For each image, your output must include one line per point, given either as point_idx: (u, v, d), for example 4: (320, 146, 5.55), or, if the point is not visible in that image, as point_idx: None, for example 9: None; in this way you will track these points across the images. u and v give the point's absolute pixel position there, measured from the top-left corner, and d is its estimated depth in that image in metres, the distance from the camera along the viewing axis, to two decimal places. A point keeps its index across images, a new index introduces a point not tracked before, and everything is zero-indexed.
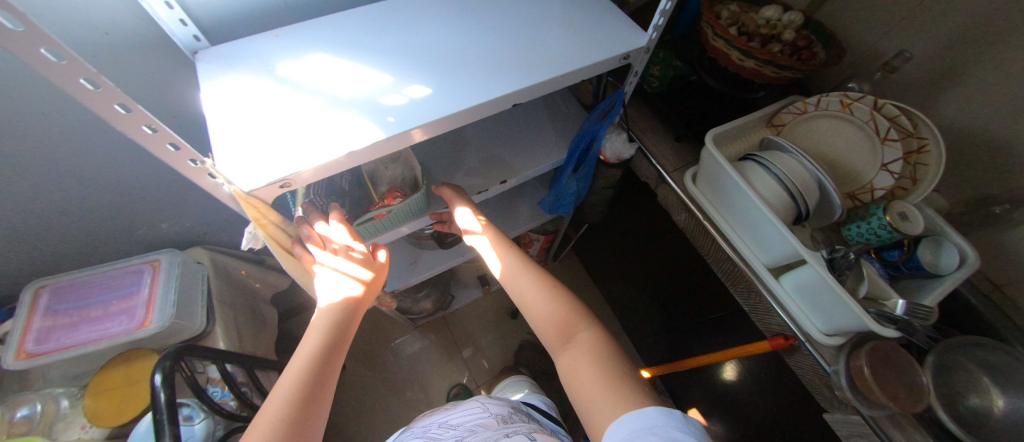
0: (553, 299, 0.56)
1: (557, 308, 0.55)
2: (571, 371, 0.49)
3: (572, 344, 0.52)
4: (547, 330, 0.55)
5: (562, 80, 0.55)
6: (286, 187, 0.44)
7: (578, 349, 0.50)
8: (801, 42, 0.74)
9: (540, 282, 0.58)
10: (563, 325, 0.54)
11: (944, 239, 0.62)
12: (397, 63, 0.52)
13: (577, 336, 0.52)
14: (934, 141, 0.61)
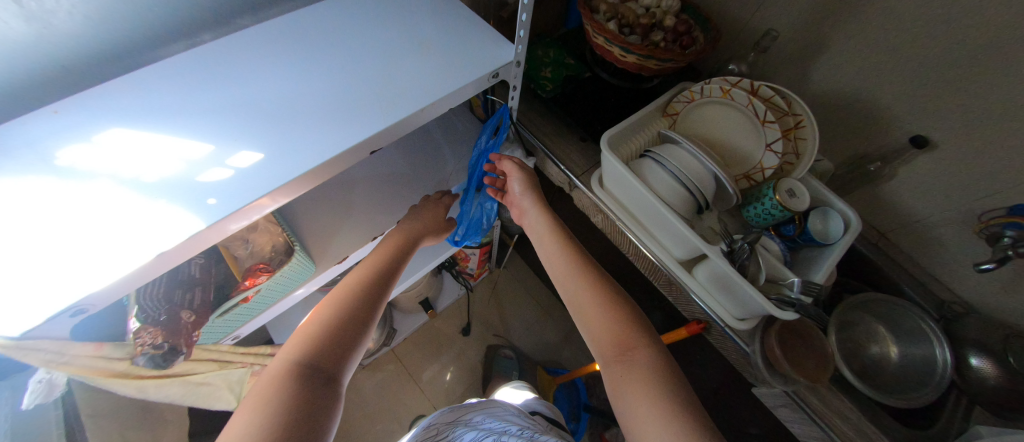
0: (612, 313, 0.51)
1: (617, 321, 0.50)
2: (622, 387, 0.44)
3: (631, 357, 0.46)
4: (601, 342, 0.50)
5: (424, 115, 0.50)
6: (80, 314, 0.35)
7: (636, 365, 0.45)
8: (682, 28, 0.73)
9: (604, 298, 0.53)
10: (624, 340, 0.48)
11: (829, 210, 0.66)
12: (219, 129, 0.44)
13: (629, 346, 0.47)
14: (807, 118, 0.63)
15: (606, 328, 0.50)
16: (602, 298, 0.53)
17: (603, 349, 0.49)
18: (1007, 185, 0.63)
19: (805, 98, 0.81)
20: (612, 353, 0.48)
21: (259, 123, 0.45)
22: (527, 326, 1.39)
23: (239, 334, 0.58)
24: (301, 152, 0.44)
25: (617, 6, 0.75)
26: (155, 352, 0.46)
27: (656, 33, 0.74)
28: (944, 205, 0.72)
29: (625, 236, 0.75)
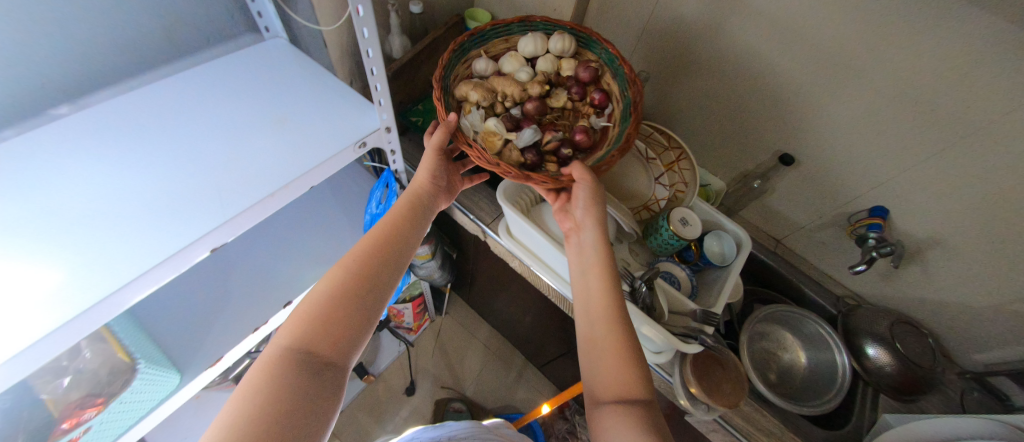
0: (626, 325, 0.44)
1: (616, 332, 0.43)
2: (609, 421, 0.37)
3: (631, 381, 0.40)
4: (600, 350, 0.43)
5: (279, 199, 0.46)
6: None
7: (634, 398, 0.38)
8: (581, 77, 0.65)
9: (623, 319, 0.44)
10: (626, 358, 0.41)
11: (722, 231, 0.69)
12: (13, 245, 0.37)
13: (631, 371, 0.40)
14: (684, 150, 0.68)
15: (610, 337, 0.43)
16: (620, 308, 0.45)
17: (603, 374, 0.41)
18: (859, 191, 0.71)
19: (688, 126, 0.88)
20: (617, 377, 0.40)
21: (62, 236, 0.39)
22: (477, 374, 1.32)
23: None
24: (119, 262, 0.37)
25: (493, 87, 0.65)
26: None
27: (554, 94, 0.66)
28: (817, 209, 0.79)
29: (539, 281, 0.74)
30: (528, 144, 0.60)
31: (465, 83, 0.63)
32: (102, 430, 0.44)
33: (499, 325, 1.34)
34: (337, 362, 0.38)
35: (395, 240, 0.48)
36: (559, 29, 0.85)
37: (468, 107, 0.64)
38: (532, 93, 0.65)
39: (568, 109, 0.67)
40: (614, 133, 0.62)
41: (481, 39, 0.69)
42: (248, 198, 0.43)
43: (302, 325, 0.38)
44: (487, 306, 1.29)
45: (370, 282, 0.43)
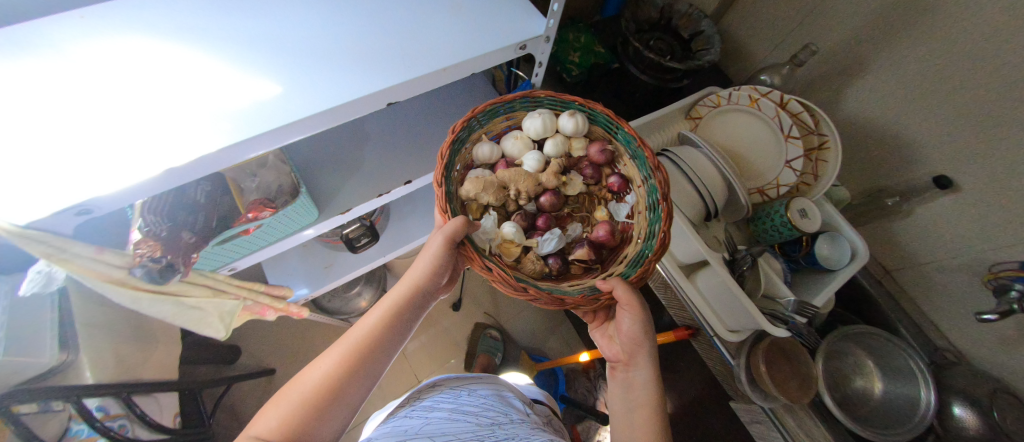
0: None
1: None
2: None
3: None
4: None
5: (448, 75, 0.49)
6: (87, 214, 0.36)
7: None
8: (597, 160, 0.57)
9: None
10: None
11: (838, 235, 0.63)
12: (241, 54, 0.44)
13: None
14: (833, 139, 0.62)
15: None
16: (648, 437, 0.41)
17: None
18: None
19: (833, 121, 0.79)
20: None
21: (281, 57, 0.45)
22: (516, 312, 1.40)
23: (237, 266, 0.59)
24: (324, 91, 0.43)
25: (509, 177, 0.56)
26: (150, 266, 0.42)
27: (567, 179, 0.59)
28: None
29: None
30: (545, 250, 0.56)
31: (474, 188, 0.53)
32: (267, 231, 0.53)
33: None
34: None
35: (390, 333, 0.44)
36: None
37: (476, 210, 0.57)
38: (551, 184, 0.57)
39: (576, 192, 0.60)
40: (635, 235, 0.54)
41: (489, 115, 0.58)
42: (426, 66, 0.46)
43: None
44: None
45: (361, 370, 0.40)
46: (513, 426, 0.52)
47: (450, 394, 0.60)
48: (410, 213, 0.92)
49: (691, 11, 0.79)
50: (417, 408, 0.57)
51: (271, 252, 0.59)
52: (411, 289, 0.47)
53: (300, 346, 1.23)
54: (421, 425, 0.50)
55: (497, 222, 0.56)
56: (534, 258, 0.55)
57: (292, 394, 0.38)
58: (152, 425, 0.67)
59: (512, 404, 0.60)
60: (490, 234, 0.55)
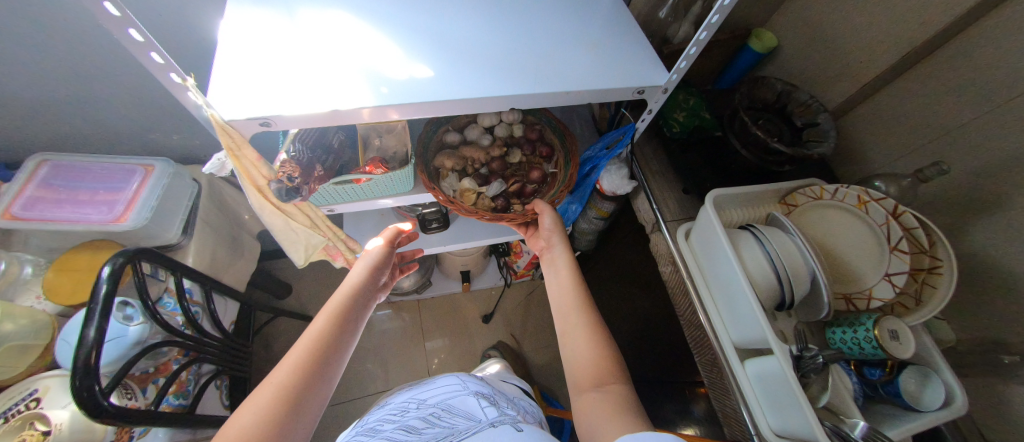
0: (591, 343, 0.53)
1: (592, 352, 0.52)
2: (589, 417, 0.46)
3: (603, 390, 0.48)
4: (579, 372, 0.52)
5: (570, 97, 0.53)
6: (267, 126, 0.45)
7: (605, 399, 0.47)
8: (532, 138, 0.71)
9: (595, 326, 0.55)
10: (598, 372, 0.50)
11: (932, 373, 0.56)
12: (411, 37, 0.52)
13: (607, 378, 0.49)
14: (948, 265, 0.56)
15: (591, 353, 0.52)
16: (593, 326, 0.55)
17: (579, 374, 0.52)
18: None
19: None
20: (591, 378, 0.50)
21: (439, 46, 0.52)
22: (541, 345, 1.37)
23: (334, 209, 0.67)
24: (465, 83, 0.49)
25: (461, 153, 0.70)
26: (285, 184, 0.51)
27: (511, 150, 0.72)
28: None
29: (687, 296, 0.74)
30: (496, 194, 0.70)
31: (442, 156, 0.67)
32: (374, 186, 0.61)
33: None
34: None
35: (325, 340, 0.52)
36: (852, 82, 0.76)
37: (443, 173, 0.70)
38: (494, 156, 0.71)
39: (523, 162, 0.74)
40: (559, 181, 0.70)
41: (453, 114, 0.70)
42: (553, 86, 0.51)
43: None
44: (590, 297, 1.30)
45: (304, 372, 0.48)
46: (459, 423, 0.61)
47: (395, 413, 0.66)
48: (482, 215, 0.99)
49: (811, 101, 0.79)
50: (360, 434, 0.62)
51: (366, 204, 0.67)
52: (346, 300, 0.60)
53: None
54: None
55: (463, 178, 0.70)
56: (489, 201, 0.69)
57: (252, 409, 0.43)
58: (218, 322, 0.76)
59: (459, 398, 0.68)
60: (462, 183, 0.69)
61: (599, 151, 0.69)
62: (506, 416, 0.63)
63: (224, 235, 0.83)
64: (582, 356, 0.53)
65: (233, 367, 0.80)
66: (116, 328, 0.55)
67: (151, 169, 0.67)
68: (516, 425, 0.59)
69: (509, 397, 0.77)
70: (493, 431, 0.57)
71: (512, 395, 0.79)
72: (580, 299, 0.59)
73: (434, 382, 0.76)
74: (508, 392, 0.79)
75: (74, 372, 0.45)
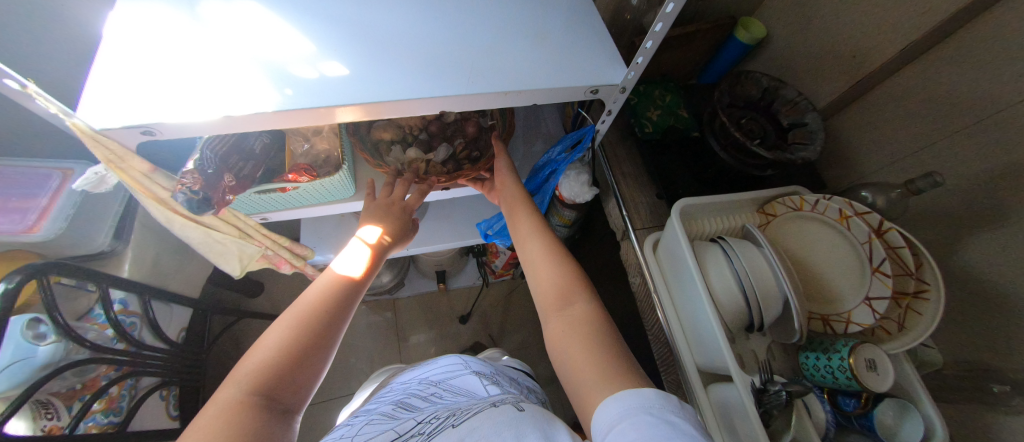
0: (558, 266, 0.48)
1: (560, 274, 0.47)
2: (562, 339, 0.42)
3: (570, 310, 0.44)
4: (544, 296, 0.47)
5: (511, 99, 0.47)
6: (152, 135, 0.39)
7: (573, 319, 0.43)
8: None
9: (551, 250, 0.50)
10: (564, 290, 0.46)
11: (911, 407, 0.51)
12: (328, 32, 0.46)
13: (572, 297, 0.45)
14: (936, 290, 0.50)
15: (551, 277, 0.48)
16: (556, 255, 0.50)
17: (545, 298, 0.47)
18: None
19: None
20: (554, 301, 0.46)
21: (361, 41, 0.46)
22: (519, 347, 1.33)
23: (268, 217, 0.62)
24: (387, 84, 0.43)
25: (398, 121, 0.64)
26: (191, 196, 0.45)
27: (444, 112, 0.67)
28: None
29: (655, 310, 0.69)
30: (446, 159, 0.65)
31: (378, 127, 0.63)
32: (303, 194, 0.56)
33: None
34: (290, 401, 0.38)
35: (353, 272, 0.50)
36: (844, 79, 0.69)
37: (385, 149, 0.65)
38: (428, 118, 0.66)
39: (458, 120, 0.68)
40: (501, 131, 0.68)
41: None
42: (489, 85, 0.45)
43: (264, 362, 0.39)
44: None
45: (332, 303, 0.46)
46: (459, 401, 0.53)
47: (397, 394, 0.60)
48: (448, 216, 0.93)
49: (798, 98, 0.72)
50: (360, 413, 0.56)
51: (303, 212, 0.62)
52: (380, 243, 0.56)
53: None
54: (357, 430, 0.48)
55: (406, 148, 0.64)
56: (441, 167, 0.64)
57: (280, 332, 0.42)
58: (158, 332, 0.72)
59: (462, 379, 0.62)
60: (408, 152, 0.63)
61: (557, 154, 0.63)
62: (508, 396, 0.54)
63: (172, 238, 0.79)
64: (542, 275, 0.49)
65: (179, 378, 0.76)
66: (24, 347, 0.51)
67: (70, 172, 0.62)
68: (517, 405, 0.50)
69: (512, 378, 0.71)
70: (494, 409, 0.46)
71: (515, 375, 0.74)
72: (540, 228, 0.54)
73: (437, 362, 0.71)
74: (512, 374, 0.73)
75: None
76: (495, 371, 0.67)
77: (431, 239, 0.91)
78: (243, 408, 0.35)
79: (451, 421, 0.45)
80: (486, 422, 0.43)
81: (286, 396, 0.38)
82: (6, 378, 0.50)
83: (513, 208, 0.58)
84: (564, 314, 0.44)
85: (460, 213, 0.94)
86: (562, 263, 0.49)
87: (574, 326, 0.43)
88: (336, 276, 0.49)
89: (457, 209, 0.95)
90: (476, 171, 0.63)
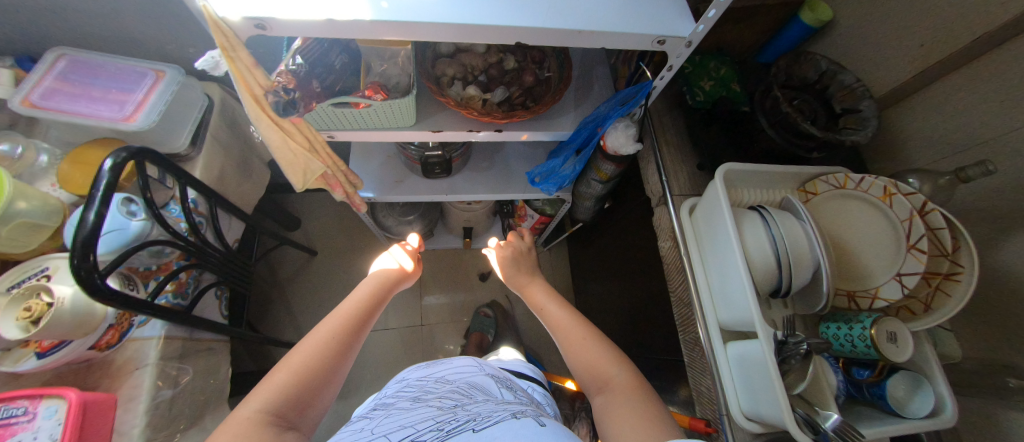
0: (599, 347, 0.57)
1: (602, 354, 0.56)
2: (605, 411, 0.48)
3: (607, 386, 0.51)
4: (586, 376, 0.55)
5: (584, 38, 0.50)
6: (263, 31, 0.44)
7: (613, 391, 0.50)
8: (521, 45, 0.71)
9: (589, 335, 0.60)
10: (599, 369, 0.54)
11: (924, 380, 0.53)
12: None
13: (608, 375, 0.53)
14: (969, 272, 0.51)
15: (592, 355, 0.56)
16: (594, 337, 0.59)
17: (589, 375, 0.55)
18: None
19: None
20: (597, 380, 0.53)
21: None
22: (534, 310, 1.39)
23: (334, 135, 0.66)
24: (471, 10, 0.46)
25: (462, 60, 0.68)
26: (280, 96, 0.52)
27: (504, 56, 0.69)
28: None
29: (682, 272, 0.72)
30: (501, 101, 0.68)
31: (443, 62, 0.66)
32: (371, 114, 0.60)
33: (581, 291, 1.37)
34: (295, 420, 0.42)
35: (362, 312, 0.58)
36: (908, 68, 0.68)
37: (446, 84, 0.67)
38: (490, 62, 0.69)
39: (517, 69, 0.71)
40: (557, 82, 0.70)
41: None
42: (565, 22, 0.48)
43: (285, 382, 0.44)
44: (589, 269, 1.29)
45: (348, 332, 0.53)
46: (476, 404, 0.51)
47: (411, 390, 0.58)
48: (487, 169, 0.97)
49: (856, 85, 0.72)
50: (376, 409, 0.55)
51: (364, 135, 0.67)
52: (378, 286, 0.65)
53: (347, 243, 1.38)
54: (377, 422, 0.47)
55: (466, 86, 0.67)
56: (497, 108, 0.67)
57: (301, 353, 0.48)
58: (219, 236, 0.79)
59: (477, 381, 0.61)
60: (469, 90, 0.65)
61: (610, 109, 0.64)
62: (526, 409, 0.52)
63: (233, 155, 0.85)
64: (586, 355, 0.57)
65: (232, 281, 0.84)
66: (118, 220, 0.58)
67: (162, 74, 0.68)
68: (538, 419, 0.47)
69: (528, 393, 0.69)
70: (514, 421, 0.44)
71: (527, 385, 0.74)
72: (572, 317, 0.65)
73: (451, 361, 0.71)
74: (522, 385, 0.72)
75: (73, 251, 0.47)
76: (509, 380, 0.68)
77: (469, 188, 0.95)
78: (264, 419, 0.39)
79: (469, 425, 0.43)
80: (506, 433, 0.41)
81: (295, 416, 0.42)
82: (106, 244, 0.56)
83: (552, 308, 0.69)
84: (605, 390, 0.51)
85: (499, 167, 0.98)
86: (599, 344, 0.58)
87: (614, 397, 0.49)
88: (346, 311, 0.56)
89: (497, 163, 0.99)
90: (531, 115, 0.67)
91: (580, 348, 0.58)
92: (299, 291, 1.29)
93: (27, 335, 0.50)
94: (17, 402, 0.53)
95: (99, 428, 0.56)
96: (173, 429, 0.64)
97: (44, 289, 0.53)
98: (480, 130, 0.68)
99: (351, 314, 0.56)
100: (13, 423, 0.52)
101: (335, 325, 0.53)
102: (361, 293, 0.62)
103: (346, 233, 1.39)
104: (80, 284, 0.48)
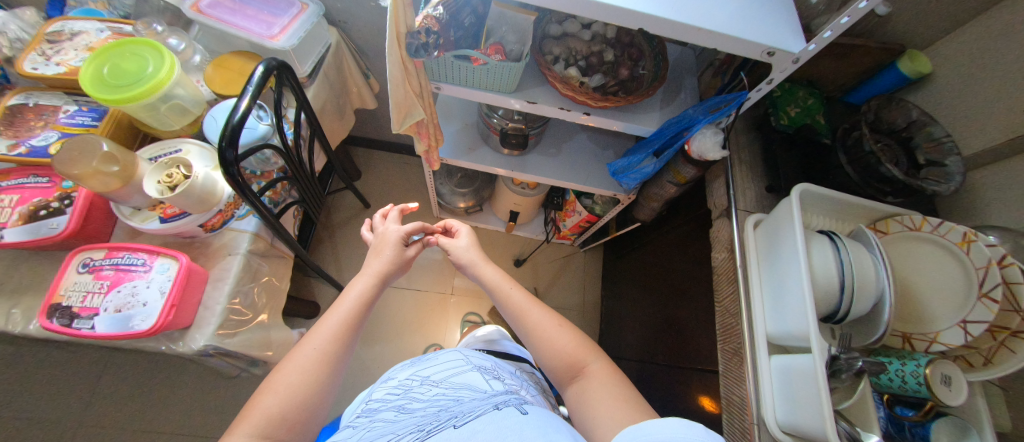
0: (568, 335, 0.58)
1: (572, 342, 0.57)
2: (582, 402, 0.51)
3: (583, 376, 0.54)
4: (554, 364, 0.57)
5: (702, 36, 0.54)
6: None
7: (590, 380, 0.53)
8: (623, 40, 0.76)
9: (556, 321, 0.61)
10: (574, 358, 0.56)
11: (973, 429, 0.53)
12: None
13: (582, 366, 0.55)
14: None
15: (562, 344, 0.57)
16: (562, 327, 0.60)
17: (561, 365, 0.56)
18: None
19: None
20: (571, 371, 0.55)
21: None
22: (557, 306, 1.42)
23: (441, 88, 0.73)
24: None
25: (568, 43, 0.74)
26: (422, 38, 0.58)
27: (606, 48, 0.75)
28: None
29: (733, 283, 0.74)
30: (597, 87, 0.73)
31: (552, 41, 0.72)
32: (484, 73, 0.66)
33: (609, 298, 1.39)
34: (288, 433, 0.44)
35: (359, 311, 0.58)
36: (1004, 131, 0.68)
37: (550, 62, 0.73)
38: (592, 51, 0.74)
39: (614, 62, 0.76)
40: (650, 80, 0.74)
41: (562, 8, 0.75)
42: (691, 17, 0.52)
43: (280, 399, 0.45)
44: (622, 277, 1.31)
45: (344, 341, 0.54)
46: (459, 397, 0.53)
47: (399, 393, 0.57)
48: (554, 155, 1.02)
49: (945, 138, 0.72)
50: (360, 416, 0.55)
51: (465, 94, 0.73)
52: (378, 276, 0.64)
53: (398, 203, 1.45)
54: (362, 433, 0.48)
55: (568, 67, 0.73)
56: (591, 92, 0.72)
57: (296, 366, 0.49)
58: (310, 161, 0.87)
59: (467, 375, 0.59)
60: (572, 71, 0.70)
61: (698, 113, 0.68)
62: (511, 397, 0.53)
63: (334, 94, 0.93)
64: (554, 345, 0.57)
65: (309, 205, 0.92)
66: (249, 121, 0.66)
67: (306, 7, 0.77)
68: (521, 407, 0.49)
69: (514, 376, 0.65)
70: (497, 413, 0.47)
71: (513, 369, 0.69)
72: (528, 300, 0.64)
73: (436, 357, 0.67)
74: (507, 366, 0.68)
75: (222, 137, 0.55)
76: (499, 368, 0.66)
77: (534, 169, 1.00)
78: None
79: (452, 421, 0.46)
80: (490, 427, 0.43)
81: (290, 431, 0.44)
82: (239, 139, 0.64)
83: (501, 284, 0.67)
84: (581, 378, 0.54)
85: (566, 157, 1.02)
86: (570, 332, 0.59)
87: (588, 384, 0.52)
88: (345, 313, 0.56)
89: (563, 152, 1.03)
90: (624, 103, 0.71)
91: (554, 336, 0.58)
92: (347, 237, 1.37)
93: (164, 196, 0.57)
94: (139, 254, 0.60)
95: (193, 296, 0.63)
96: (247, 317, 0.70)
97: (184, 163, 0.61)
98: (571, 109, 0.73)
99: (345, 319, 0.56)
100: (132, 270, 0.59)
101: (329, 330, 0.53)
102: (355, 292, 0.60)
103: (399, 194, 1.47)
104: (222, 166, 0.56)
